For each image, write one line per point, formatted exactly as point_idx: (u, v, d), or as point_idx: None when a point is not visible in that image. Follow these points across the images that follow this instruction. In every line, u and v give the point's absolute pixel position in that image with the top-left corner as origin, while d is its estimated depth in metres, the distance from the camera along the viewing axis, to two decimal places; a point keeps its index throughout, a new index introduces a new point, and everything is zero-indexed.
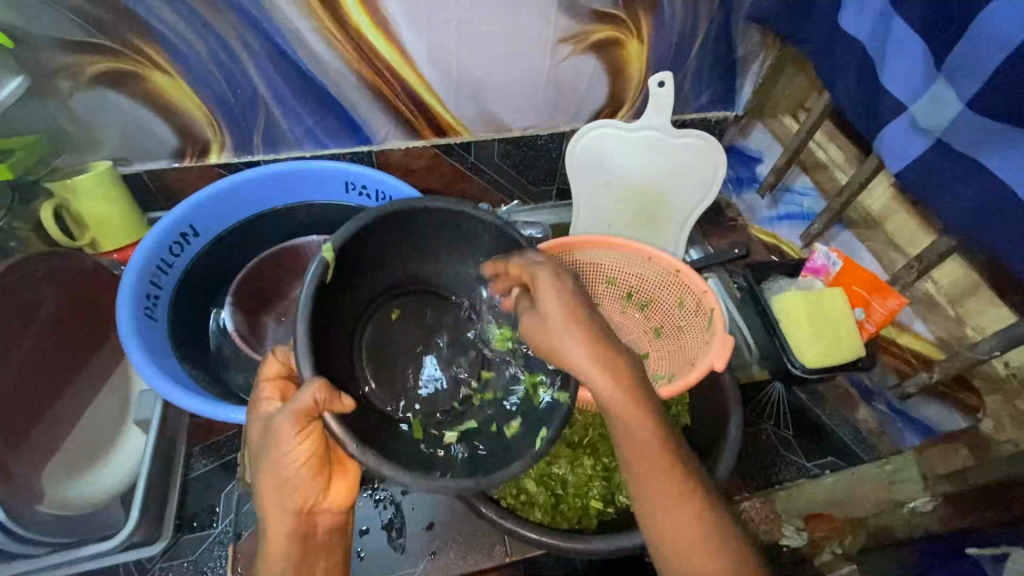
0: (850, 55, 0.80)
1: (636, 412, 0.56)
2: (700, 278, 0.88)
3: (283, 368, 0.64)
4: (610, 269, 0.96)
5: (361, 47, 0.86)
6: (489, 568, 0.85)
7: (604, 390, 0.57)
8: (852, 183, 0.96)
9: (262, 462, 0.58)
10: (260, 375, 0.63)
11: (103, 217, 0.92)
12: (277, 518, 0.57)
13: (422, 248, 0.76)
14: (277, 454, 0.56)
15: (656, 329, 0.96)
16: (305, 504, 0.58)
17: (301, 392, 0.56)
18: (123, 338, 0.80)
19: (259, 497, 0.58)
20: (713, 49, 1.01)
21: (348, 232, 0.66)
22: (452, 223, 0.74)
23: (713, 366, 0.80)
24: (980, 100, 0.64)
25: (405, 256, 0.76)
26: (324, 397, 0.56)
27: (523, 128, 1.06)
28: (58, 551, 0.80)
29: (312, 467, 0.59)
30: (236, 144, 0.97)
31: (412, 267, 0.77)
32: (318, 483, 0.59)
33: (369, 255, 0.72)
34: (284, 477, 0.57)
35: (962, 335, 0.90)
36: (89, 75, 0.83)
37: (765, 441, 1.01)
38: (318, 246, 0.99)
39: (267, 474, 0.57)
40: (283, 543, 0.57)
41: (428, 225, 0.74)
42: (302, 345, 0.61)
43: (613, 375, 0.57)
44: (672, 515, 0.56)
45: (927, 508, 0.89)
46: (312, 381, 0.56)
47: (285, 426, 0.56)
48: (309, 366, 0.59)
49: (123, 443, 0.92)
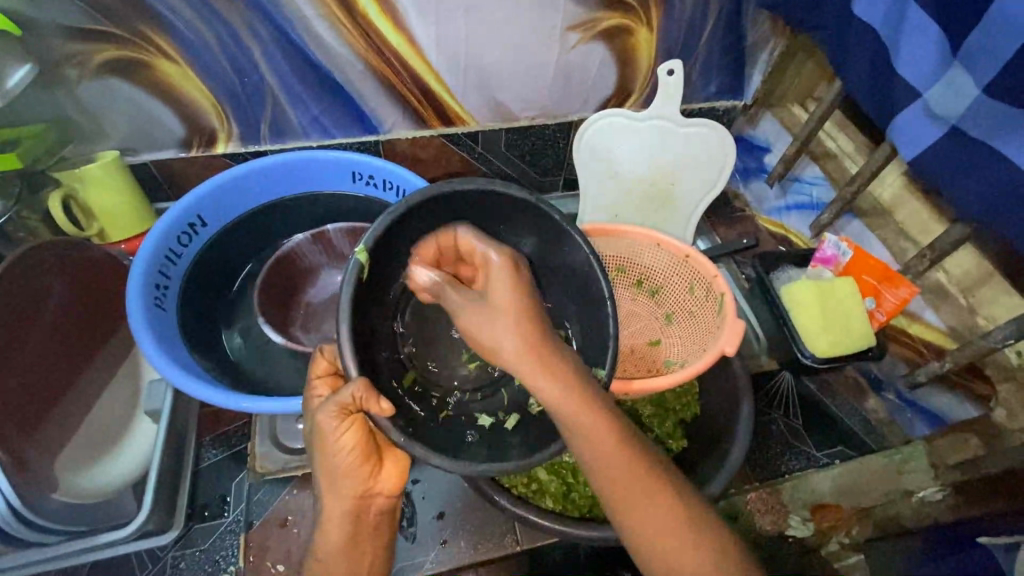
0: (862, 42, 0.79)
1: (587, 414, 0.54)
2: (710, 262, 0.88)
3: (332, 364, 0.65)
4: (616, 259, 0.96)
5: (368, 33, 0.85)
6: (500, 557, 0.85)
7: (559, 402, 0.54)
8: (862, 172, 0.95)
9: (315, 449, 0.59)
10: (310, 374, 0.65)
11: (110, 206, 0.92)
12: (333, 500, 0.59)
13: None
14: (327, 442, 0.58)
15: (667, 316, 0.96)
16: (355, 490, 0.59)
17: (346, 386, 0.56)
18: (132, 323, 0.80)
19: (317, 480, 0.60)
20: (723, 36, 1.00)
21: (390, 218, 0.62)
22: (489, 204, 0.68)
23: (723, 351, 0.80)
24: (998, 85, 0.63)
25: None
26: (362, 395, 0.55)
27: (530, 117, 1.05)
28: (72, 540, 0.80)
29: (359, 458, 0.59)
30: (243, 134, 0.96)
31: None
32: (366, 470, 0.59)
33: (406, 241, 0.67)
34: (335, 463, 0.58)
35: (973, 324, 0.89)
36: (96, 64, 0.83)
37: (774, 431, 1.02)
38: (307, 244, 0.98)
39: (321, 459, 0.59)
40: (338, 524, 0.59)
41: (459, 208, 0.68)
42: (345, 340, 0.58)
43: (561, 378, 0.55)
44: (637, 511, 0.56)
45: (936, 497, 0.91)
46: (356, 379, 0.56)
47: (331, 417, 0.57)
48: (354, 361, 0.58)
49: (134, 433, 0.92)
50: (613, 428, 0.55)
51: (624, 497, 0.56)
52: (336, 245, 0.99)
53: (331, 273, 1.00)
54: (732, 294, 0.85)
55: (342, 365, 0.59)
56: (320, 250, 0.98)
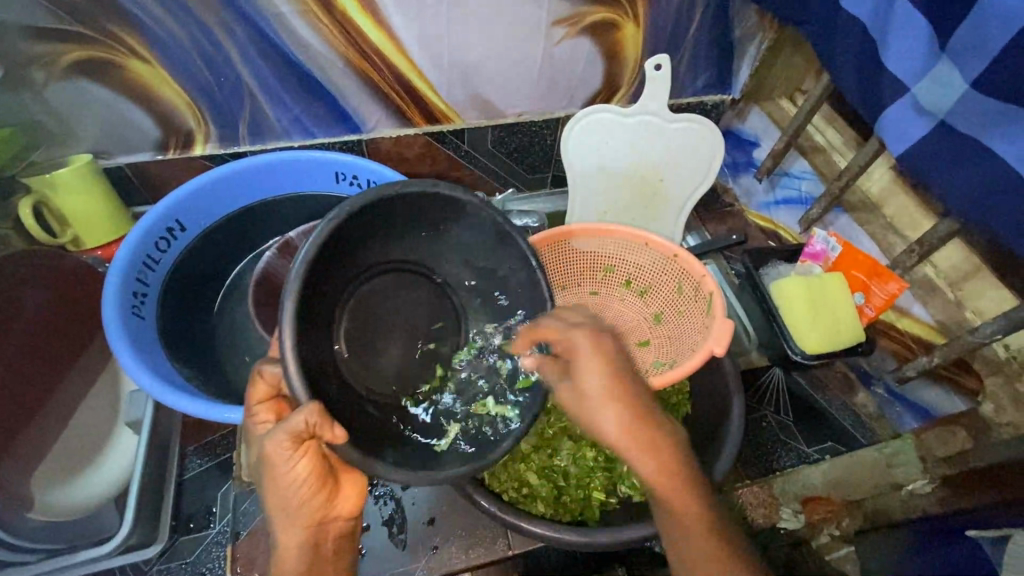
0: (850, 36, 0.78)
1: (649, 452, 0.59)
2: (698, 262, 0.87)
3: (272, 388, 0.62)
4: (605, 259, 0.95)
5: (348, 31, 0.83)
6: (492, 561, 0.85)
7: (618, 438, 0.59)
8: (850, 167, 0.94)
9: (265, 480, 0.58)
10: (247, 399, 0.61)
11: (85, 213, 0.89)
12: (289, 532, 0.58)
13: (391, 232, 0.68)
14: (279, 475, 0.56)
15: (655, 316, 0.95)
16: (312, 518, 0.59)
17: (295, 413, 0.54)
18: (109, 332, 0.78)
19: (269, 513, 0.59)
20: (711, 31, 0.99)
21: (328, 225, 0.60)
22: (434, 205, 0.68)
23: (712, 351, 0.79)
24: (986, 78, 0.62)
25: (377, 238, 0.67)
26: (316, 422, 0.53)
27: (517, 114, 1.04)
28: (54, 557, 0.80)
29: (312, 484, 0.57)
30: (221, 135, 0.94)
31: (385, 249, 0.69)
32: (322, 497, 0.59)
33: (345, 245, 0.64)
34: (288, 496, 0.57)
35: (963, 319, 0.90)
36: (64, 65, 0.80)
37: (765, 426, 1.01)
38: (276, 260, 0.92)
39: (273, 493, 0.57)
40: (295, 555, 0.58)
41: (403, 210, 0.67)
42: (293, 366, 0.56)
43: (617, 420, 0.59)
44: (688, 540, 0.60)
45: (926, 489, 0.91)
46: (307, 404, 0.54)
47: (280, 449, 0.55)
48: (301, 384, 0.56)
49: (115, 445, 0.90)
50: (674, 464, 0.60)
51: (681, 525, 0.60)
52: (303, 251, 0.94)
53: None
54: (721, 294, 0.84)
55: (288, 387, 0.57)
56: (281, 258, 0.92)
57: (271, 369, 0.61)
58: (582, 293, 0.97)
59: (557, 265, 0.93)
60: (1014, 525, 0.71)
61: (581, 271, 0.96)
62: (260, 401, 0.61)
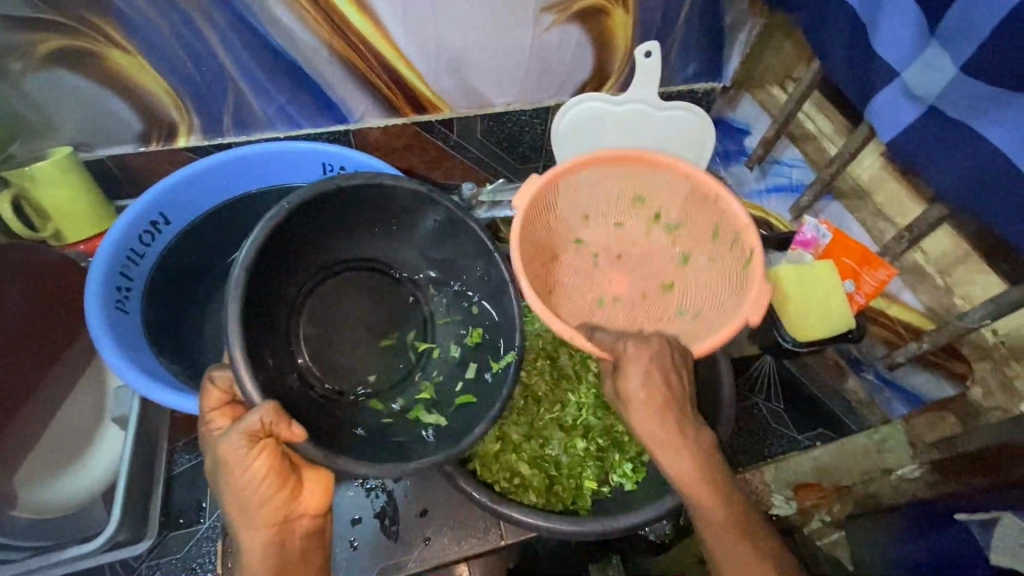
0: (842, 20, 0.78)
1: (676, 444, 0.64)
2: (740, 206, 0.84)
3: (227, 394, 0.62)
4: (636, 188, 0.92)
5: (332, 19, 0.82)
6: (486, 551, 0.85)
7: (648, 423, 0.65)
8: (840, 154, 0.94)
9: (221, 486, 0.58)
10: (202, 407, 0.62)
11: (66, 206, 0.87)
12: (251, 534, 0.58)
13: (341, 230, 0.76)
14: (238, 474, 0.56)
15: (682, 255, 0.93)
16: (275, 517, 0.59)
17: (251, 413, 0.56)
18: (95, 335, 0.77)
19: (230, 517, 0.58)
20: (701, 16, 0.98)
21: (266, 225, 0.64)
22: (368, 202, 0.74)
23: (748, 319, 0.79)
24: (979, 62, 0.62)
25: (322, 241, 0.75)
26: (271, 420, 0.56)
27: (505, 103, 1.03)
28: (39, 555, 0.79)
29: (271, 484, 0.58)
30: (205, 126, 0.92)
31: (337, 248, 0.77)
32: (284, 496, 0.59)
33: (295, 246, 0.71)
34: (250, 494, 0.57)
35: (951, 305, 0.89)
36: (41, 55, 0.78)
37: (755, 415, 1.05)
38: None
39: (233, 494, 0.57)
40: (260, 557, 0.57)
41: (345, 215, 0.74)
42: (241, 363, 0.59)
43: (655, 416, 0.65)
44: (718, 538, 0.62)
45: (915, 474, 0.88)
46: (262, 404, 0.56)
47: (237, 448, 0.56)
48: (256, 389, 0.58)
49: (102, 442, 0.89)
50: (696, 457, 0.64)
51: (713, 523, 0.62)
52: None
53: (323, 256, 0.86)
54: (762, 251, 0.82)
55: (240, 391, 0.59)
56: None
57: (224, 374, 0.62)
58: (604, 224, 0.95)
59: (575, 193, 0.90)
60: (1003, 508, 0.70)
61: (607, 200, 0.93)
62: (214, 407, 0.62)
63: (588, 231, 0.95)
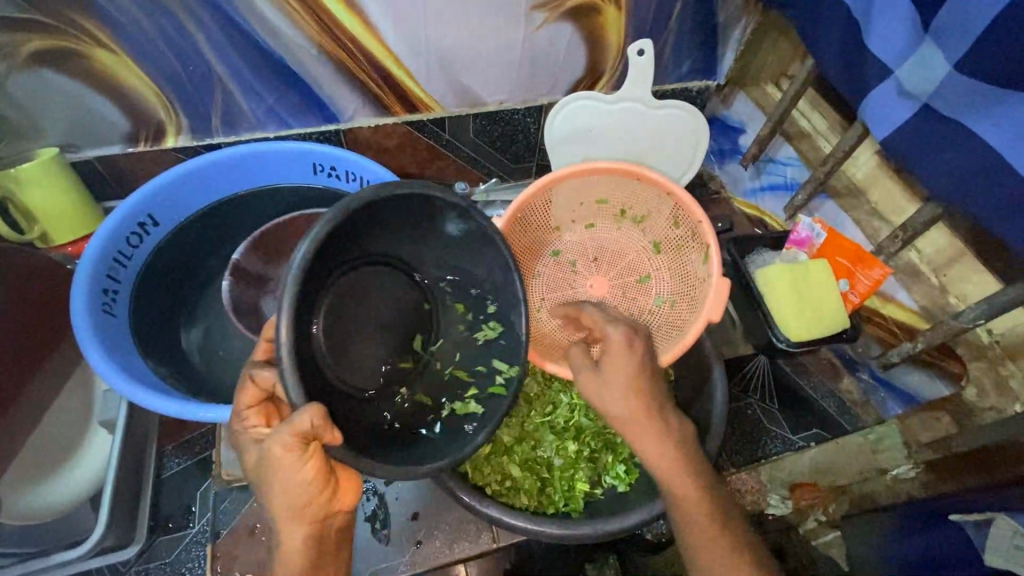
0: (835, 17, 0.77)
1: (648, 422, 0.63)
2: (693, 200, 0.83)
3: (259, 392, 0.60)
4: (598, 194, 0.91)
5: (321, 18, 0.81)
6: (476, 554, 0.85)
7: (622, 401, 0.64)
8: (835, 153, 0.93)
9: (264, 487, 0.55)
10: (237, 406, 0.60)
11: (53, 208, 0.86)
12: (291, 532, 0.55)
13: (387, 219, 0.66)
14: (285, 473, 0.54)
15: (653, 244, 0.94)
16: (316, 515, 0.56)
17: (298, 415, 0.52)
18: (81, 340, 0.76)
19: (271, 517, 0.56)
20: (695, 14, 0.97)
21: (328, 220, 0.57)
22: (415, 206, 0.66)
23: (708, 319, 0.80)
24: (970, 60, 0.61)
25: (356, 231, 0.63)
26: (319, 424, 0.52)
27: (497, 102, 1.02)
28: (23, 562, 0.80)
29: (318, 487, 0.55)
30: (193, 127, 0.92)
31: (373, 243, 0.67)
32: (327, 496, 0.56)
33: (337, 235, 0.60)
34: (293, 496, 0.54)
35: (945, 304, 0.90)
36: (25, 56, 0.77)
37: (748, 415, 1.02)
38: (247, 256, 0.90)
39: (277, 496, 0.54)
40: (301, 555, 0.56)
41: (386, 212, 0.64)
42: (287, 363, 0.54)
43: (625, 394, 0.63)
44: (695, 530, 0.61)
45: (909, 475, 0.90)
46: (308, 405, 0.52)
47: (284, 449, 0.53)
48: (297, 388, 0.54)
49: (88, 448, 0.90)
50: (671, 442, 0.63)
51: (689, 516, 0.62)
52: (253, 272, 0.90)
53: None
54: (717, 243, 0.83)
55: (283, 392, 0.55)
56: (248, 289, 0.89)
57: (263, 375, 0.59)
58: (577, 229, 0.95)
59: (546, 213, 0.90)
60: (996, 508, 0.70)
61: (575, 208, 0.92)
62: (250, 405, 0.60)
63: (564, 241, 0.95)
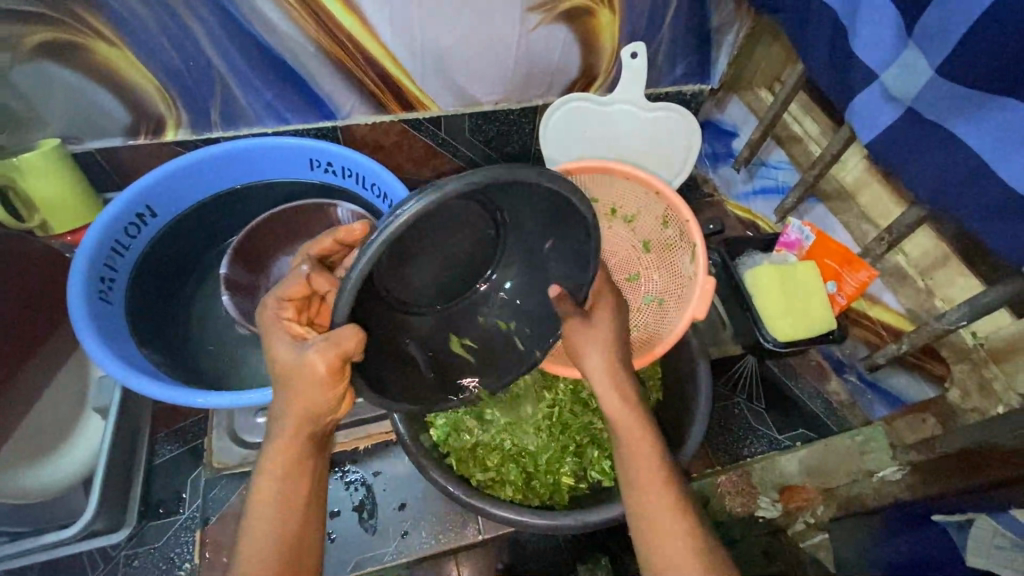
0: (823, 22, 0.78)
1: (616, 392, 0.68)
2: (684, 203, 0.85)
3: (303, 289, 0.65)
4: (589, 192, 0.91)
5: (319, 16, 0.82)
6: (461, 547, 0.86)
7: (597, 369, 0.69)
8: (824, 156, 0.95)
9: (285, 381, 0.59)
10: (276, 292, 0.64)
11: (54, 198, 0.88)
12: (292, 425, 0.60)
13: (525, 199, 0.61)
14: (313, 388, 0.58)
15: (644, 243, 0.95)
16: (318, 418, 0.61)
17: (336, 332, 0.55)
18: (77, 328, 0.78)
19: (280, 408, 0.60)
20: (688, 18, 0.98)
21: (464, 184, 0.50)
22: (552, 202, 0.61)
23: (693, 317, 0.82)
24: (950, 64, 0.62)
25: (493, 191, 0.58)
26: (354, 347, 0.56)
27: (493, 103, 1.03)
28: (15, 541, 0.84)
29: (330, 397, 0.59)
30: (193, 120, 0.93)
31: (498, 205, 0.61)
32: (334, 407, 0.61)
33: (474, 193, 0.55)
34: (311, 407, 0.60)
35: (931, 306, 0.89)
36: (28, 47, 0.79)
37: (736, 414, 1.03)
38: (236, 271, 0.89)
39: (296, 401, 0.59)
40: (295, 447, 0.61)
41: (527, 195, 0.60)
42: (351, 282, 0.53)
43: (601, 359, 0.69)
44: (649, 507, 0.63)
45: (896, 476, 0.91)
46: (347, 327, 0.56)
47: (316, 370, 0.56)
48: (345, 307, 0.55)
49: (84, 429, 0.92)
50: (638, 414, 0.68)
51: (643, 492, 0.64)
52: (243, 282, 0.90)
53: (284, 259, 0.95)
54: (704, 245, 0.85)
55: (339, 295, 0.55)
56: (244, 300, 0.88)
57: (318, 279, 0.66)
58: None
59: None
60: (978, 509, 0.74)
61: None
62: (288, 296, 0.64)
63: None
